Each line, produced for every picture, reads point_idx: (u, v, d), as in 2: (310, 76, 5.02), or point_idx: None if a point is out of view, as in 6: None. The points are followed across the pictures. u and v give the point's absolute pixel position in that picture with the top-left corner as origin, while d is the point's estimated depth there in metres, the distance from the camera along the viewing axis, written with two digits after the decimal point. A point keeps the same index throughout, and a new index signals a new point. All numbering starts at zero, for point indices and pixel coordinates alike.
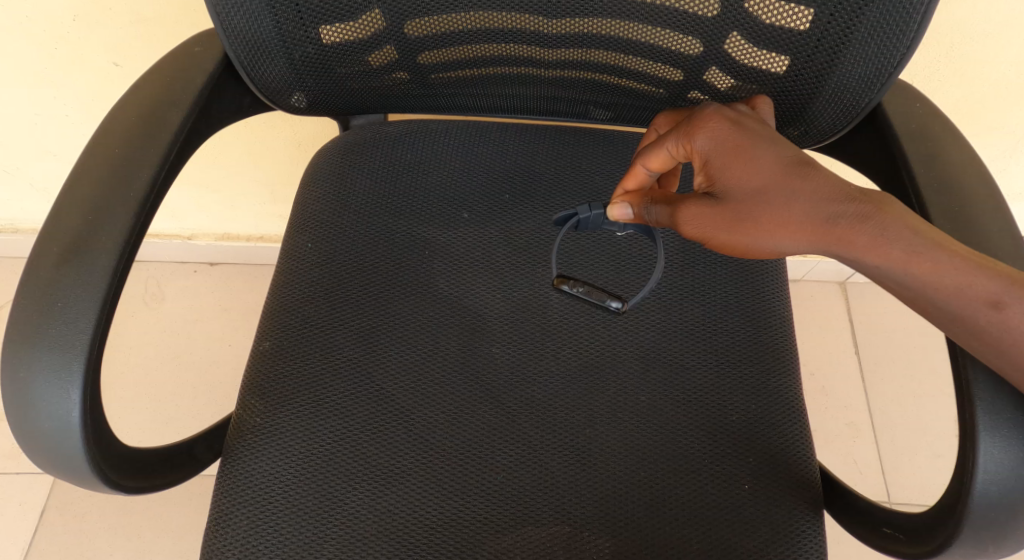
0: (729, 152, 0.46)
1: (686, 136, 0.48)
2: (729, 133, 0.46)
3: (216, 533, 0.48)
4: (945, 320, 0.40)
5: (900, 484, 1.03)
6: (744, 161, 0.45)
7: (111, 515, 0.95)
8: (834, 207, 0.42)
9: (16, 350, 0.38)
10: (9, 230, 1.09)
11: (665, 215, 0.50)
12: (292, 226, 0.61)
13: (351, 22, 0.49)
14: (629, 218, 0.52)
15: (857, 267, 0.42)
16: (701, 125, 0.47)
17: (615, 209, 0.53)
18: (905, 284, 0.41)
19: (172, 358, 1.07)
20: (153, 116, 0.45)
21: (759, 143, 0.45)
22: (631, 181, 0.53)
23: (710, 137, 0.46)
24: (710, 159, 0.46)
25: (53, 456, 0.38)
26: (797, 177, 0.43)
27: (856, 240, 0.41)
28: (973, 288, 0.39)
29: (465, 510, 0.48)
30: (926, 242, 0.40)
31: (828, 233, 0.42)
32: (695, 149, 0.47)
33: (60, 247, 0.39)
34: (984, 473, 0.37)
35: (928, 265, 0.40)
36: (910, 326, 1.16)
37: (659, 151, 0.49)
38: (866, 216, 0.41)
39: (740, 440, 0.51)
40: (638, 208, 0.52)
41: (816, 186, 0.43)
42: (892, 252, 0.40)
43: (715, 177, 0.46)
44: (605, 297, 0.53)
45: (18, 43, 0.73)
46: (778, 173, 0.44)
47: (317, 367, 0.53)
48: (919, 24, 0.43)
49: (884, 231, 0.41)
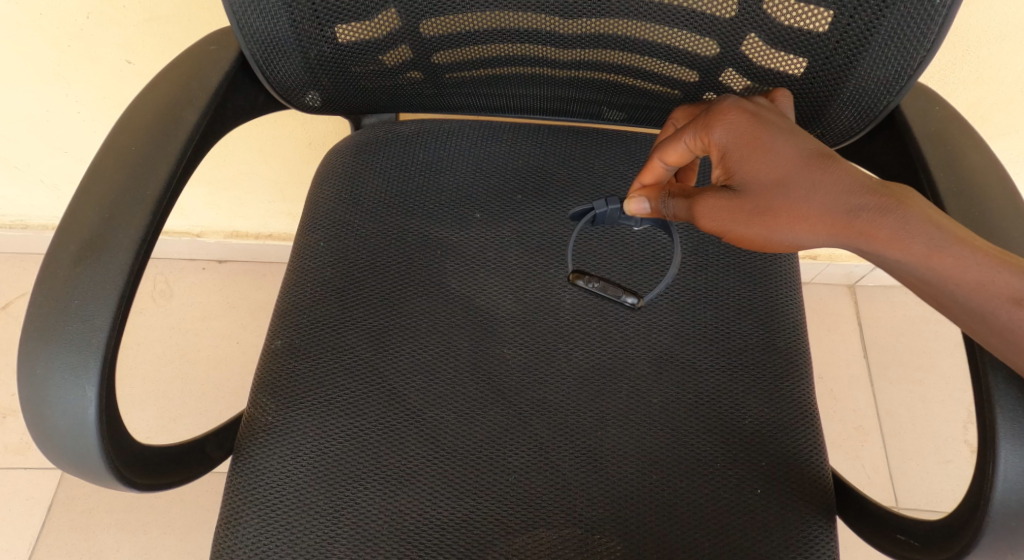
0: (746, 144, 0.45)
1: (703, 129, 0.47)
2: (747, 125, 0.46)
3: (227, 530, 0.48)
4: (966, 317, 0.40)
5: (908, 489, 1.02)
6: (762, 153, 0.45)
7: (117, 510, 0.95)
8: (854, 200, 0.41)
9: (33, 347, 0.38)
10: (19, 226, 1.09)
11: (683, 209, 0.50)
12: (304, 225, 0.61)
13: (367, 22, 0.49)
14: (646, 212, 0.53)
15: (880, 261, 0.42)
16: (718, 117, 0.47)
17: (633, 204, 0.52)
18: (928, 280, 0.40)
19: (179, 355, 1.08)
20: (169, 113, 0.45)
21: (777, 135, 0.45)
22: (648, 175, 0.53)
23: (727, 129, 0.46)
24: (727, 151, 0.46)
25: (68, 453, 0.38)
26: (817, 170, 0.43)
27: (878, 233, 0.41)
28: (996, 286, 0.39)
29: (476, 511, 0.48)
30: (948, 237, 0.40)
31: (848, 227, 0.41)
32: (712, 141, 0.47)
33: (78, 242, 0.39)
34: (1004, 479, 0.37)
35: (950, 259, 0.40)
36: (920, 330, 1.16)
37: (676, 144, 0.49)
38: (887, 209, 0.41)
39: (753, 444, 0.51)
40: (656, 202, 0.52)
41: (836, 179, 0.42)
42: (914, 246, 0.40)
43: (733, 170, 0.46)
44: (622, 293, 0.54)
45: (30, 39, 0.74)
46: (797, 165, 0.44)
47: (329, 366, 0.53)
48: (941, 26, 0.43)
49: (906, 224, 0.40)
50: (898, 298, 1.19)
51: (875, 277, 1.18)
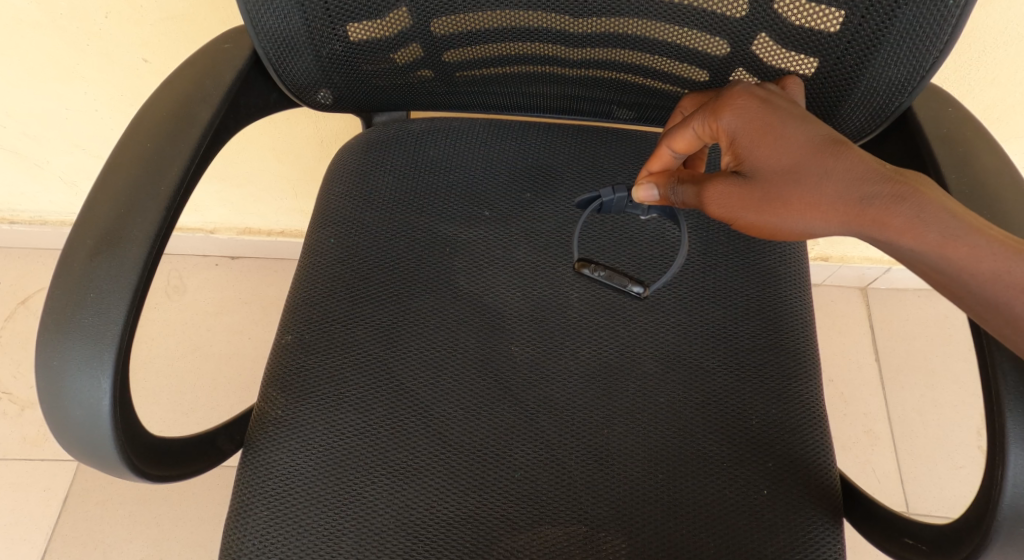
0: (756, 130, 0.45)
1: (712, 115, 0.47)
2: (757, 111, 0.45)
3: (237, 523, 0.49)
4: (979, 308, 0.40)
5: (920, 493, 1.01)
6: (772, 139, 0.44)
7: (131, 502, 0.96)
8: (866, 188, 0.41)
9: (50, 340, 0.38)
10: (38, 222, 1.11)
11: (692, 196, 0.49)
12: (315, 221, 0.61)
13: (378, 21, 0.50)
14: (654, 199, 0.53)
15: (892, 250, 0.41)
16: (727, 103, 0.47)
17: (640, 190, 0.53)
18: (941, 270, 0.40)
19: (192, 350, 1.09)
20: (182, 111, 0.46)
21: (788, 122, 0.45)
22: (657, 162, 0.53)
23: (737, 115, 0.46)
24: (737, 138, 0.46)
25: (82, 443, 0.39)
26: (828, 157, 0.43)
27: (892, 221, 0.40)
28: (1010, 277, 0.39)
29: (481, 507, 0.48)
30: (964, 226, 0.40)
31: (861, 214, 0.41)
32: (721, 127, 0.47)
33: (94, 237, 0.40)
34: (1012, 484, 0.37)
35: (965, 249, 0.39)
36: (933, 333, 1.14)
37: (684, 131, 0.50)
38: (901, 197, 0.41)
39: (759, 444, 0.51)
40: (664, 189, 0.52)
41: (847, 167, 0.42)
42: (928, 235, 0.40)
43: (743, 156, 0.46)
44: (627, 282, 0.55)
45: (50, 38, 0.75)
46: (808, 151, 0.43)
47: (338, 362, 0.54)
48: (954, 26, 0.42)
49: (920, 212, 0.40)
50: (910, 301, 1.18)
51: (888, 279, 1.17)
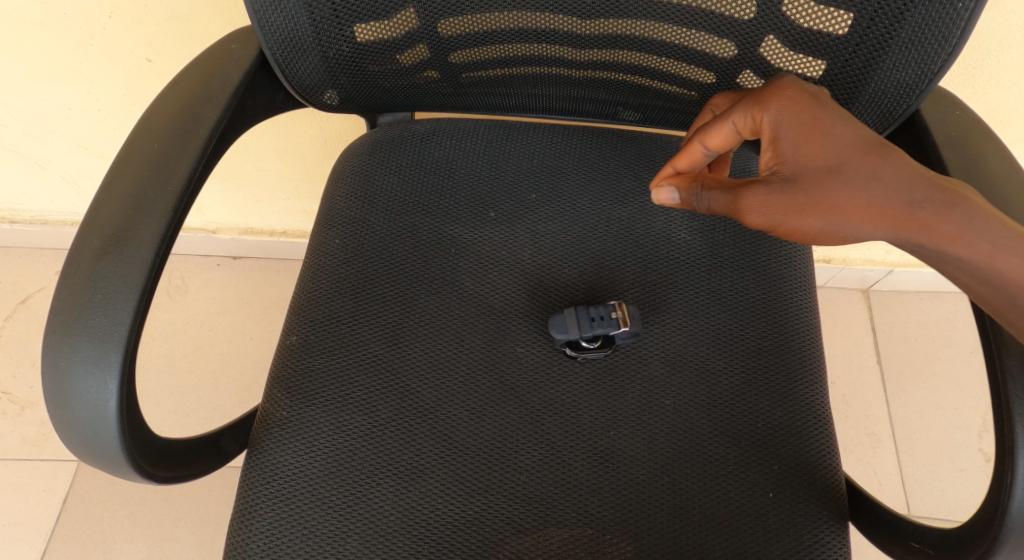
0: (804, 127, 0.45)
1: (755, 107, 0.47)
2: (806, 107, 0.45)
3: (241, 524, 0.49)
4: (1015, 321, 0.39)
5: (922, 496, 1.01)
6: (820, 137, 0.44)
7: (131, 502, 0.96)
8: (917, 192, 0.41)
9: (57, 340, 0.38)
10: (39, 221, 1.11)
11: (723, 201, 0.49)
12: (320, 222, 0.61)
13: (385, 21, 0.50)
14: (675, 202, 0.52)
15: (936, 257, 0.41)
16: (772, 96, 0.46)
17: (662, 193, 0.52)
18: (984, 279, 0.40)
19: (193, 350, 1.09)
20: (190, 111, 0.46)
21: (836, 121, 0.44)
22: (684, 159, 0.52)
23: (784, 109, 0.45)
24: (783, 133, 0.45)
25: (89, 444, 0.39)
26: (878, 159, 0.43)
27: (942, 227, 0.40)
28: None
29: (486, 510, 0.48)
30: (1011, 238, 0.40)
31: (910, 219, 0.41)
32: (765, 120, 0.46)
33: (101, 237, 0.40)
34: (1022, 490, 0.37)
35: (1014, 259, 0.40)
36: (934, 335, 1.15)
37: (722, 125, 0.49)
38: (950, 204, 0.41)
39: (765, 447, 0.51)
40: (687, 192, 0.51)
41: (897, 170, 0.42)
42: (978, 244, 0.40)
43: (785, 153, 0.45)
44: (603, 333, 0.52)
45: (54, 38, 0.75)
46: (855, 152, 0.43)
47: (343, 363, 0.53)
48: (963, 29, 0.42)
49: (972, 220, 0.40)
50: (912, 303, 1.18)
51: (890, 281, 1.17)
